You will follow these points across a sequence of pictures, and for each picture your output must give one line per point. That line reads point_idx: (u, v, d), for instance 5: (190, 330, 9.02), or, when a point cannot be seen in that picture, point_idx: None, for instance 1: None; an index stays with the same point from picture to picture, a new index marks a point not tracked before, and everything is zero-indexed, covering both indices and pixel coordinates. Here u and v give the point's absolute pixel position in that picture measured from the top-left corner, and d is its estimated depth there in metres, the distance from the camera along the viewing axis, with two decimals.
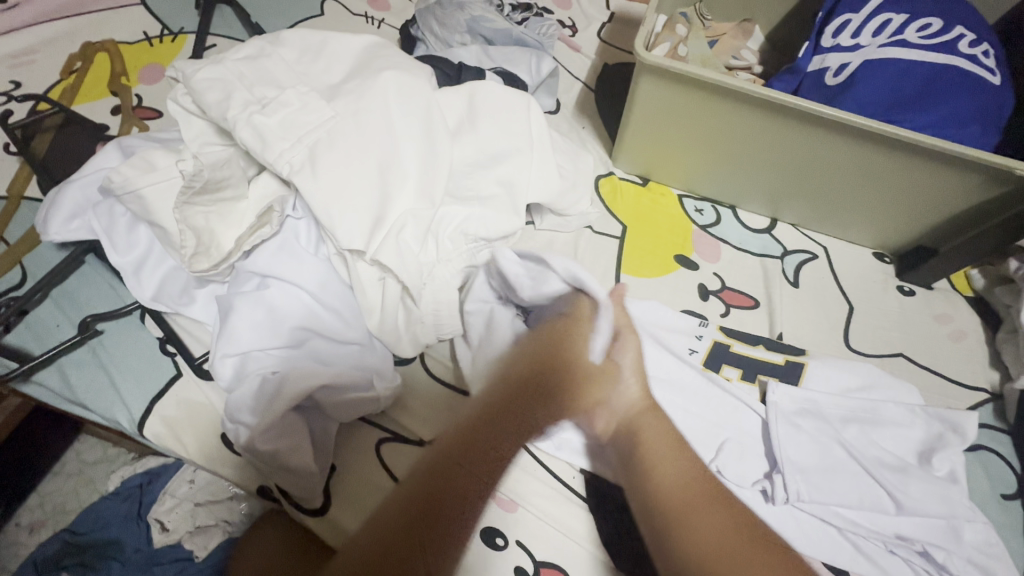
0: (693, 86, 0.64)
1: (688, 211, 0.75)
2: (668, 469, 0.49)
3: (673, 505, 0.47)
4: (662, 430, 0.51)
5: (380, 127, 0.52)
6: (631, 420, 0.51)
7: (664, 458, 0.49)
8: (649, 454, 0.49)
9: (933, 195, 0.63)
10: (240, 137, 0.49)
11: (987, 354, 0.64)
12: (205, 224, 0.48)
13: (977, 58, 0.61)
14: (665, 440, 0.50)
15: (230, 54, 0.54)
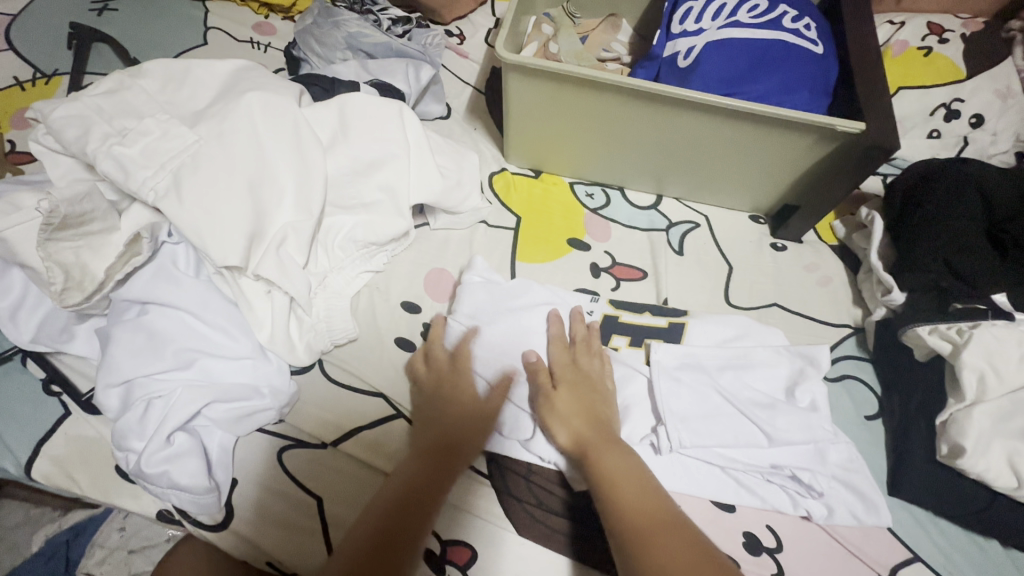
0: (553, 79, 0.67)
1: (578, 197, 0.80)
2: (636, 500, 0.44)
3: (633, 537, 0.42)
4: (626, 460, 0.47)
5: (248, 148, 0.54)
6: (587, 449, 0.48)
7: (634, 492, 0.45)
8: (615, 484, 0.45)
9: (782, 158, 0.69)
10: (101, 169, 0.49)
11: (851, 295, 0.70)
12: (75, 259, 0.48)
13: (800, 31, 0.68)
14: (631, 470, 0.47)
15: (88, 91, 0.54)
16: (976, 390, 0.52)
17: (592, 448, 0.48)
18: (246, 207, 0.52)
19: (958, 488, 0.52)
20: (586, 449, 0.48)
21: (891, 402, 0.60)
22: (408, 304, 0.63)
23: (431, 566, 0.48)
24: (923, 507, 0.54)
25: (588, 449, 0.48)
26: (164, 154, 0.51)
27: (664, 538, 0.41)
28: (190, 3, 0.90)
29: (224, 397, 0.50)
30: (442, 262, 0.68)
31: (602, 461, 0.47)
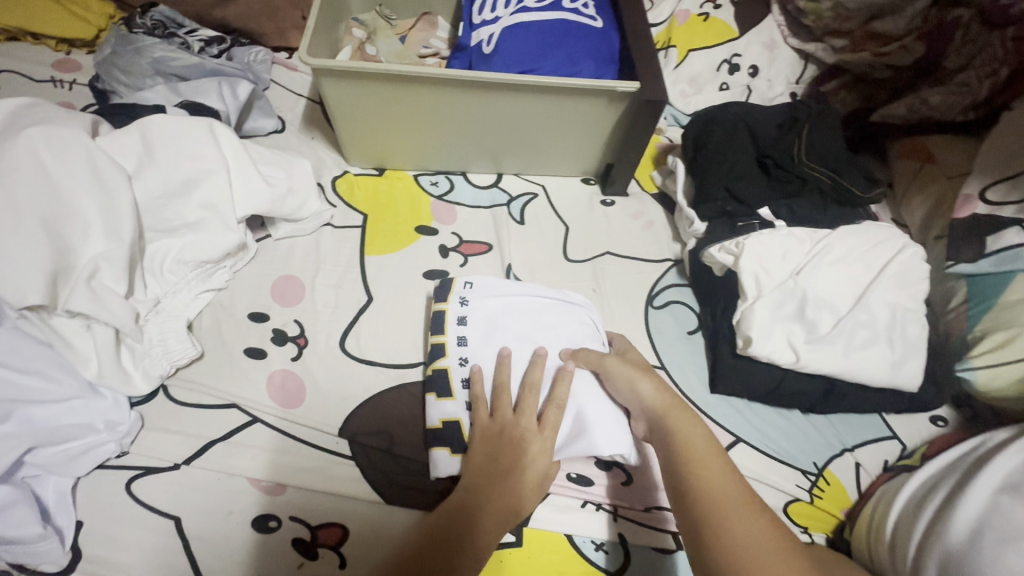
0: (362, 78, 0.71)
1: (423, 186, 0.84)
2: (714, 479, 0.43)
3: (709, 511, 0.41)
4: (706, 435, 0.47)
5: (40, 186, 0.52)
6: (664, 415, 0.49)
7: (711, 469, 0.44)
8: (690, 463, 0.45)
9: (589, 122, 0.77)
10: None
11: (670, 232, 0.80)
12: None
13: (580, 10, 0.76)
14: (710, 447, 0.46)
15: None
16: (755, 288, 0.62)
17: (670, 417, 0.49)
18: (47, 245, 0.51)
19: (758, 373, 0.62)
20: (665, 416, 0.49)
21: (705, 314, 0.69)
22: (255, 314, 0.63)
23: (302, 554, 0.49)
24: (737, 396, 0.64)
25: (669, 418, 0.49)
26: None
27: (734, 513, 0.40)
28: None
29: (56, 439, 0.49)
30: (288, 269, 0.68)
31: (680, 430, 0.47)
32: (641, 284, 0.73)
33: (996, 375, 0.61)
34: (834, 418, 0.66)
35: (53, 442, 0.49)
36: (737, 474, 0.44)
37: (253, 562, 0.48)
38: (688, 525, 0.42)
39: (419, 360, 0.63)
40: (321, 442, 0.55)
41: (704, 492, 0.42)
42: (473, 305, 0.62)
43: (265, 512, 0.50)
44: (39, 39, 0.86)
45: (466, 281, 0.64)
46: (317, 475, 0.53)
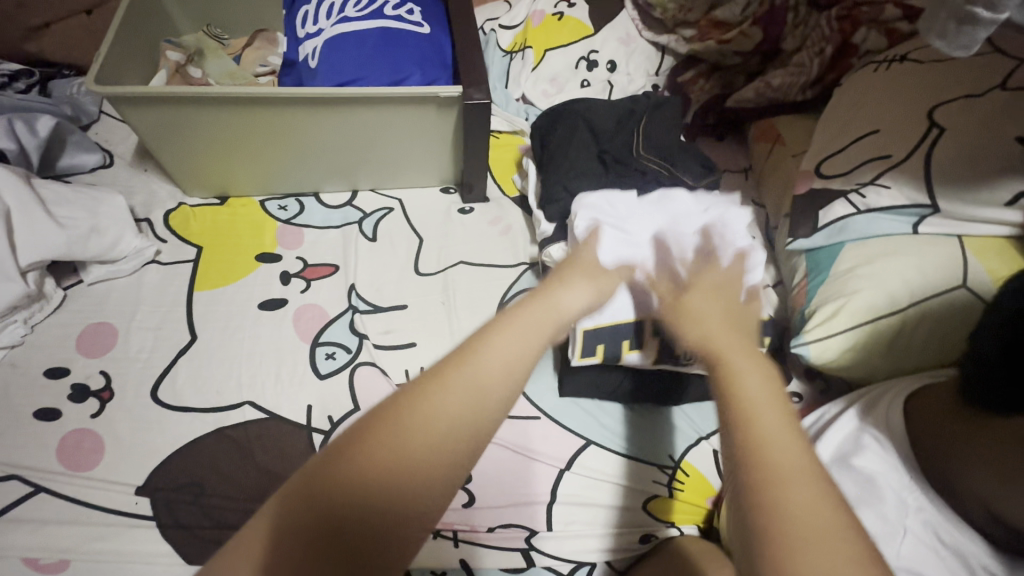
0: (170, 104, 0.67)
1: (270, 212, 0.79)
2: (773, 430, 0.31)
3: (756, 482, 0.29)
4: (767, 381, 0.34)
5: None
6: (717, 353, 0.37)
7: (772, 422, 0.31)
8: (759, 410, 0.32)
9: (424, 131, 0.75)
10: None
11: (526, 236, 0.78)
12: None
13: (404, 16, 0.74)
14: (771, 392, 0.33)
15: None
16: None
17: (727, 353, 0.37)
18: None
19: (602, 370, 0.61)
20: (717, 355, 0.37)
21: None
22: (54, 370, 0.58)
23: None
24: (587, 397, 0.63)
25: (724, 357, 0.36)
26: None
27: (795, 486, 0.29)
28: None
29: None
30: (100, 315, 0.63)
31: (730, 372, 0.35)
32: (493, 292, 0.71)
33: (826, 348, 0.61)
34: (694, 407, 0.63)
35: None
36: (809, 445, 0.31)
37: None
38: (749, 494, 0.29)
39: (243, 400, 0.58)
40: (117, 505, 0.50)
41: (776, 460, 0.30)
42: (596, 210, 0.62)
43: None
44: None
45: (591, 198, 0.63)
46: (109, 543, 0.48)
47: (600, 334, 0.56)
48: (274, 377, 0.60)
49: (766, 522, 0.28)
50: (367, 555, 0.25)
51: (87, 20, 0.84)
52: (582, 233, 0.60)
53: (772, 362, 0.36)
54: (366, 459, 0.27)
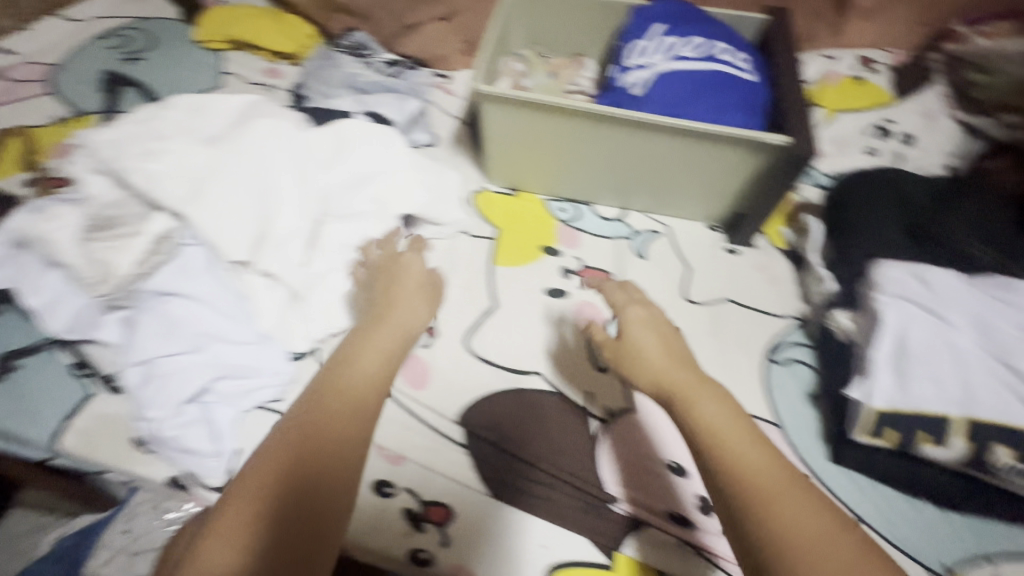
0: (521, 109, 0.78)
1: (552, 211, 0.88)
2: (752, 455, 0.50)
3: (763, 493, 0.47)
4: (721, 409, 0.53)
5: (264, 171, 0.65)
6: (683, 396, 0.54)
7: (742, 442, 0.50)
8: (726, 436, 0.51)
9: (725, 171, 0.78)
10: (133, 180, 0.61)
11: (796, 291, 0.78)
12: (107, 258, 0.58)
13: (736, 64, 0.79)
14: (721, 415, 0.52)
15: (125, 119, 0.65)
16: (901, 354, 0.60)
17: (678, 395, 0.54)
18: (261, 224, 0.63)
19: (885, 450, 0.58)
20: (674, 394, 0.54)
21: (828, 378, 0.67)
22: None
23: (410, 523, 0.54)
24: (861, 472, 0.60)
25: (683, 393, 0.54)
26: (194, 178, 0.62)
27: (783, 498, 0.47)
28: (207, 53, 1.02)
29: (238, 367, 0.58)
30: (426, 266, 0.76)
31: (693, 405, 0.53)
32: (761, 337, 0.72)
33: None
34: (970, 518, 0.58)
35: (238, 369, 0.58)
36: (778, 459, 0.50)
37: (370, 519, 0.55)
38: (737, 508, 0.47)
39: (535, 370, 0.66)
40: (439, 425, 0.60)
41: (751, 482, 0.48)
42: (910, 291, 0.64)
43: (383, 478, 0.57)
44: (255, 49, 1.04)
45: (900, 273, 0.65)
46: (432, 454, 0.58)
47: (902, 417, 0.57)
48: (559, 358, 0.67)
49: (756, 525, 0.45)
50: (314, 507, 0.47)
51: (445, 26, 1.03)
52: (892, 307, 0.62)
53: (718, 386, 0.55)
54: (306, 465, 0.49)
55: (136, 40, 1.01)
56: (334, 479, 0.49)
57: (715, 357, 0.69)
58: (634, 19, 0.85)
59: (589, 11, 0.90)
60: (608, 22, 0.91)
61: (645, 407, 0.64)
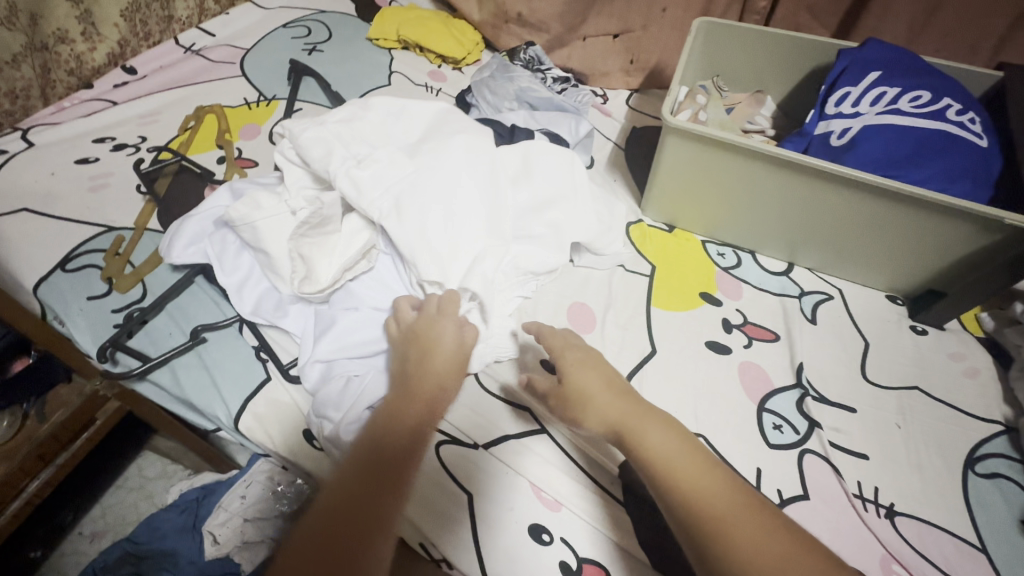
0: (708, 145, 0.72)
1: (711, 255, 0.83)
2: (705, 485, 0.45)
3: (709, 520, 0.43)
4: (669, 435, 0.48)
5: (465, 184, 0.63)
6: (621, 430, 0.50)
7: (693, 469, 0.46)
8: (672, 470, 0.46)
9: (930, 242, 0.69)
10: (340, 186, 0.61)
11: (1001, 392, 0.67)
12: (310, 257, 0.60)
13: (965, 124, 0.69)
14: (672, 443, 0.48)
15: (330, 117, 0.66)
16: None
17: (624, 427, 0.50)
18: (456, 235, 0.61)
19: None
20: (624, 429, 0.50)
21: None
22: None
23: None
24: None
25: (628, 427, 0.49)
26: (398, 183, 0.62)
27: (736, 525, 0.43)
28: (378, 51, 1.05)
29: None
30: (582, 297, 0.73)
31: (643, 439, 0.48)
32: (959, 440, 0.62)
33: None
34: None
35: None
36: (733, 483, 0.46)
37: (523, 563, 0.52)
38: (693, 532, 0.43)
39: (697, 432, 0.62)
40: (597, 476, 0.56)
41: (700, 500, 0.44)
42: None
43: (539, 523, 0.54)
44: (424, 51, 1.05)
45: None
46: (589, 506, 0.54)
47: None
48: (722, 423, 0.62)
49: (709, 544, 0.42)
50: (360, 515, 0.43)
51: (614, 42, 1.02)
52: None
53: (666, 414, 0.51)
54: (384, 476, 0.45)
55: (317, 32, 1.06)
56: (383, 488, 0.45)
57: (905, 454, 0.61)
58: (842, 60, 0.78)
59: (784, 46, 0.85)
60: (803, 60, 0.86)
61: (822, 499, 0.57)
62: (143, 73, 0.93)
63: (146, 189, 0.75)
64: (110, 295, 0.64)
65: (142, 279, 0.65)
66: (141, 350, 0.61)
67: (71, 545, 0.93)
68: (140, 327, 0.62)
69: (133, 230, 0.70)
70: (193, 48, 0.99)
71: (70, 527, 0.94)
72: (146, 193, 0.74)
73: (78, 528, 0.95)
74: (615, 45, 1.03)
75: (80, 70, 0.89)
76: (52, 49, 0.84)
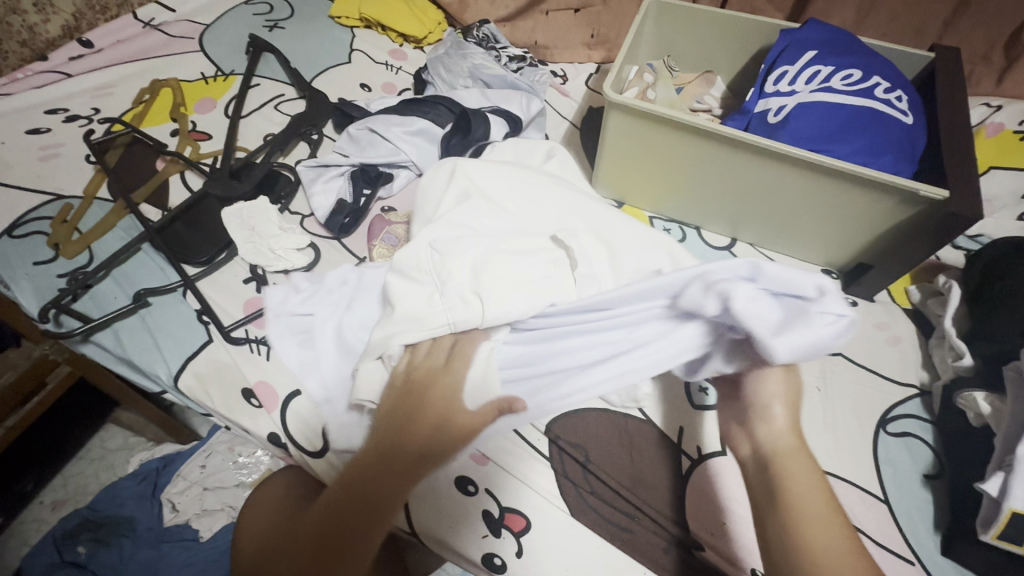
0: (649, 121, 0.74)
1: (656, 230, 0.86)
2: (820, 532, 0.41)
3: (814, 569, 0.39)
4: (816, 479, 0.44)
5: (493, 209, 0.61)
6: (772, 455, 0.46)
7: (816, 517, 0.41)
8: (799, 503, 0.42)
9: (860, 216, 0.72)
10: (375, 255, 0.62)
11: (920, 359, 0.71)
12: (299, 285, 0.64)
13: (892, 102, 0.72)
14: (815, 481, 0.44)
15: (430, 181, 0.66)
16: None
17: (777, 456, 0.46)
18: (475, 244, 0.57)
19: (1017, 561, 0.51)
20: (772, 454, 0.46)
21: (951, 462, 0.60)
22: None
23: (489, 526, 0.54)
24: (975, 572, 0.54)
25: (778, 460, 0.45)
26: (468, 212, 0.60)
27: None
28: (341, 28, 1.06)
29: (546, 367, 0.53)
30: None
31: (785, 468, 0.44)
32: (873, 402, 0.66)
33: None
34: None
35: (780, 284, 0.44)
36: (854, 540, 0.41)
37: (447, 511, 0.54)
38: (786, 573, 0.40)
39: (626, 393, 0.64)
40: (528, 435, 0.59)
41: (816, 550, 0.40)
42: None
43: (465, 475, 0.56)
44: (385, 30, 1.06)
45: None
46: (515, 460, 0.57)
47: None
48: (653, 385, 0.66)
49: None
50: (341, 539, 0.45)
51: (573, 16, 1.04)
52: None
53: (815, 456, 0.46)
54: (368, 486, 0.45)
55: (279, 9, 1.06)
56: (350, 527, 0.45)
57: (821, 415, 0.64)
58: (783, 41, 0.81)
59: (731, 25, 0.87)
60: (749, 40, 0.88)
61: None
62: (99, 47, 0.93)
63: (95, 159, 0.75)
64: (56, 261, 0.65)
65: (89, 245, 0.67)
66: (85, 313, 0.62)
67: (33, 513, 0.95)
68: (85, 291, 0.63)
69: (82, 199, 0.71)
70: (152, 22, 0.99)
71: (31, 496, 0.96)
72: (95, 162, 0.75)
73: (39, 498, 0.97)
74: (577, 18, 1.04)
75: (33, 42, 0.89)
76: (3, 20, 0.84)
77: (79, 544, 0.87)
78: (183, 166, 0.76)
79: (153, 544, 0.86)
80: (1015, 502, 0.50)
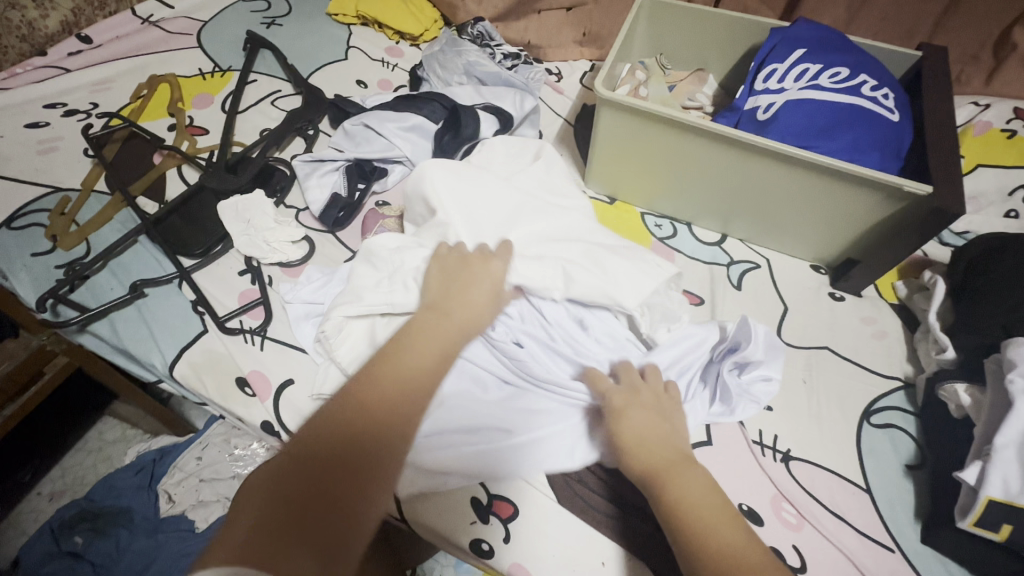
0: (640, 117, 0.75)
1: (648, 226, 0.87)
2: (723, 536, 0.43)
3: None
4: (700, 484, 0.46)
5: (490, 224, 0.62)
6: (658, 471, 0.47)
7: (718, 524, 0.43)
8: (698, 513, 0.44)
9: (846, 211, 0.73)
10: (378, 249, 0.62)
11: (905, 352, 0.72)
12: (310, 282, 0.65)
13: (878, 99, 0.73)
14: (705, 487, 0.46)
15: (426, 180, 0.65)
16: None
17: (663, 470, 0.47)
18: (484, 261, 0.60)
19: (993, 547, 0.52)
20: (659, 470, 0.47)
21: (933, 453, 0.61)
22: None
23: (477, 513, 0.55)
24: (955, 560, 0.55)
25: (660, 472, 0.47)
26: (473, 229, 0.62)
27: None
28: (337, 25, 1.07)
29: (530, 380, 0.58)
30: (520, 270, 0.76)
31: (675, 482, 0.46)
32: (858, 394, 0.67)
33: None
34: None
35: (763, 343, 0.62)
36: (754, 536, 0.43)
37: (436, 496, 0.55)
38: None
39: None
40: None
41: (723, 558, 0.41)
42: None
43: None
44: (382, 28, 1.07)
45: None
46: None
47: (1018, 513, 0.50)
48: None
49: None
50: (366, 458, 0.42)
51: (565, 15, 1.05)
52: None
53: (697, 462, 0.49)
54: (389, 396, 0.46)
55: (276, 6, 1.07)
56: (378, 441, 0.43)
57: (807, 407, 0.66)
58: (772, 39, 0.82)
59: (722, 24, 0.88)
60: (740, 39, 0.89)
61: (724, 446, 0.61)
62: (98, 43, 0.94)
63: (92, 153, 0.76)
64: (54, 252, 0.66)
65: (86, 237, 0.68)
66: (81, 303, 0.63)
67: (31, 504, 0.96)
68: (82, 282, 0.64)
69: (79, 191, 0.72)
70: (151, 19, 1.00)
71: (29, 486, 0.97)
72: (93, 156, 0.76)
73: (37, 488, 0.98)
74: (569, 17, 1.05)
75: (33, 38, 0.90)
76: (3, 15, 0.85)
77: (76, 534, 0.87)
78: (180, 160, 0.77)
79: (150, 534, 0.87)
80: (991, 490, 0.51)
